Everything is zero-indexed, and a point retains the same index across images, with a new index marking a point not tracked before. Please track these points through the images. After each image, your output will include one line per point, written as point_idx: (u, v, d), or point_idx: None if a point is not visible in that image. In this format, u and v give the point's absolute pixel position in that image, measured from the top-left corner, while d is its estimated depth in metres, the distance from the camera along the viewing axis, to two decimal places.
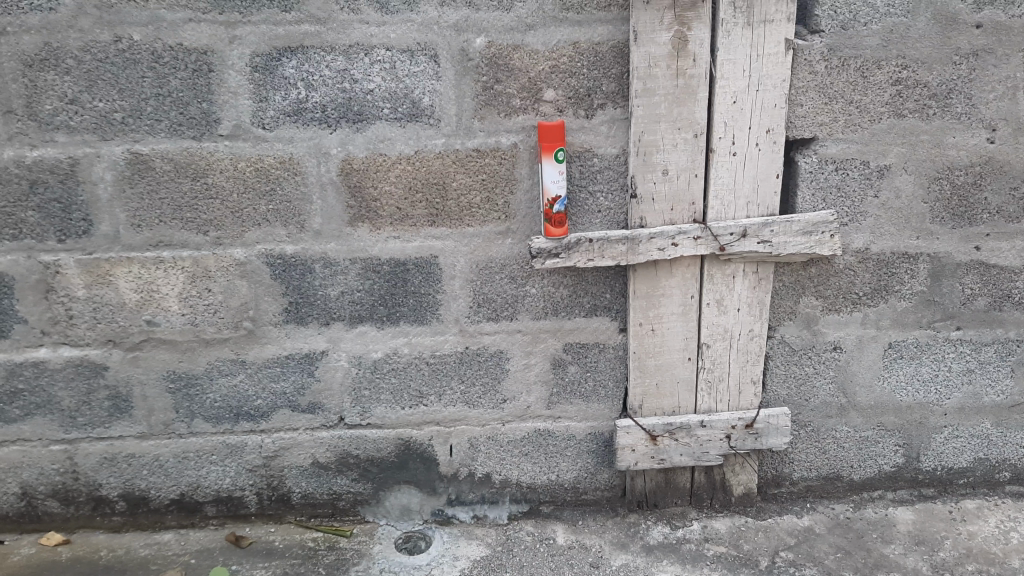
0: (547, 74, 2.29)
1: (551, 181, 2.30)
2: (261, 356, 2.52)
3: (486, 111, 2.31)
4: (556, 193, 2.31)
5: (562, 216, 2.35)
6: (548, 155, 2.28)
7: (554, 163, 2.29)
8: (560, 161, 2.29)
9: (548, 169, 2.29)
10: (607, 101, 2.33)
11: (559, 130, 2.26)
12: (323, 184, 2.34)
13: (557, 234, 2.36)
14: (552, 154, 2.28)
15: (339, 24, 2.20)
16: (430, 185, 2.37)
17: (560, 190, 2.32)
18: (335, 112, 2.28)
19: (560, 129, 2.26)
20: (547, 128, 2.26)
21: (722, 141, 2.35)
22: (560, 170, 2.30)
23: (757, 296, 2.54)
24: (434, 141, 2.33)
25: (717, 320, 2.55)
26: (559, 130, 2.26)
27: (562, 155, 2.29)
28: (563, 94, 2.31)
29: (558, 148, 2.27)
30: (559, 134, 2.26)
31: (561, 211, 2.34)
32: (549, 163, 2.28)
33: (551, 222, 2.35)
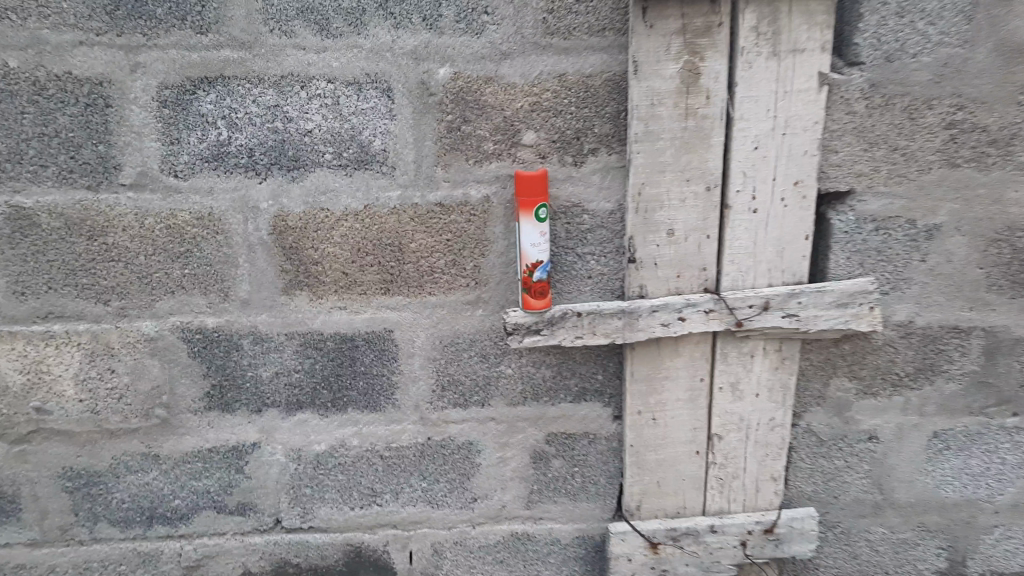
0: (526, 113, 1.86)
1: (530, 243, 1.89)
2: (177, 449, 2.08)
3: (451, 157, 1.88)
4: (537, 258, 1.90)
5: (544, 285, 1.93)
6: (527, 211, 1.87)
7: (534, 221, 1.88)
8: (542, 217, 1.88)
9: (527, 228, 1.88)
10: (600, 145, 1.90)
11: (540, 181, 1.85)
12: (251, 245, 1.91)
13: (538, 307, 1.94)
14: (532, 209, 1.87)
15: (268, 50, 1.78)
16: (383, 245, 1.94)
17: (542, 254, 1.91)
18: (265, 157, 1.85)
19: (542, 179, 1.86)
20: (525, 178, 1.84)
21: (740, 195, 1.93)
22: (542, 229, 1.89)
23: (779, 379, 2.11)
24: (387, 192, 1.90)
25: (730, 408, 2.13)
26: (541, 180, 1.85)
27: (543, 213, 1.88)
28: (546, 137, 1.89)
29: (539, 202, 1.87)
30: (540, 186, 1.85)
31: (543, 279, 1.92)
32: (528, 220, 1.88)
33: (530, 293, 1.93)
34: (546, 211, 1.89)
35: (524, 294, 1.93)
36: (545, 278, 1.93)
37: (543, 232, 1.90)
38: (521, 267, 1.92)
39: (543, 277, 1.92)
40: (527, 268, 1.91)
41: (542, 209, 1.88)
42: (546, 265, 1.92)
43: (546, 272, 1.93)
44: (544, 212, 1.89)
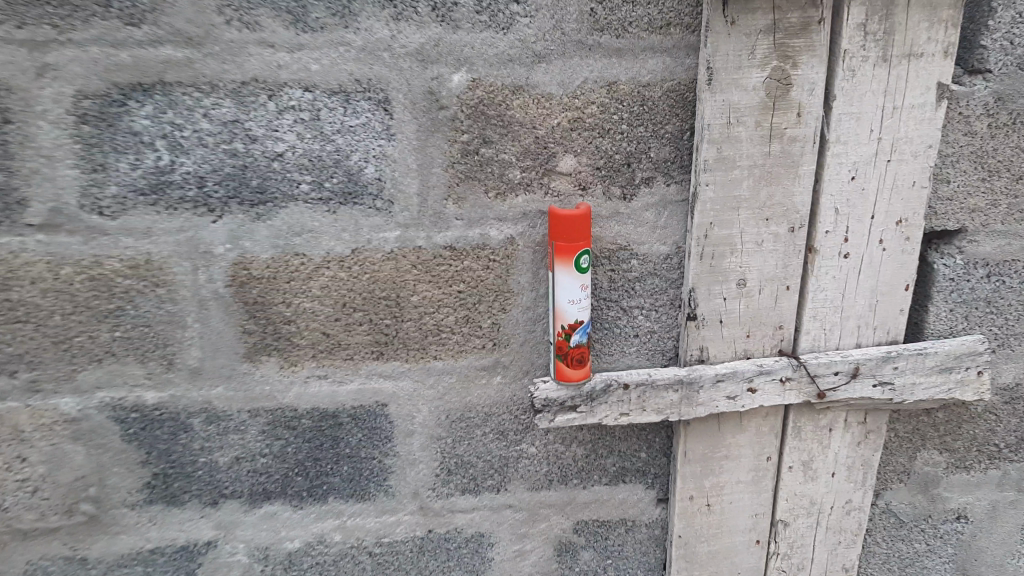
0: (564, 132, 1.43)
1: (567, 298, 1.47)
2: (109, 553, 1.63)
3: (466, 189, 1.45)
4: (575, 318, 1.49)
5: (583, 351, 1.52)
6: (565, 259, 1.45)
7: (573, 272, 1.46)
8: (583, 267, 1.46)
9: (563, 280, 1.46)
10: (655, 173, 1.49)
11: (583, 221, 1.43)
12: (202, 300, 1.47)
13: (574, 379, 1.53)
14: (571, 257, 1.44)
15: (224, 48, 1.32)
16: (376, 299, 1.51)
17: (581, 313, 1.49)
18: (221, 188, 1.40)
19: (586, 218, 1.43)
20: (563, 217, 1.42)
21: (829, 237, 1.53)
22: (584, 282, 1.47)
23: (858, 453, 1.74)
24: (383, 233, 1.46)
25: (799, 488, 1.75)
26: (585, 221, 1.43)
27: (586, 259, 1.46)
28: (589, 163, 1.46)
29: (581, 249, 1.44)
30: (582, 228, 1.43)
31: (582, 343, 1.51)
32: (565, 270, 1.46)
33: (565, 361, 1.51)
34: (589, 259, 1.47)
35: (556, 361, 1.52)
36: (585, 342, 1.51)
37: (584, 286, 1.48)
38: (555, 328, 1.50)
39: (581, 341, 1.51)
40: (562, 330, 1.49)
41: (585, 256, 1.46)
42: (587, 326, 1.51)
43: (586, 335, 1.51)
44: (586, 261, 1.46)
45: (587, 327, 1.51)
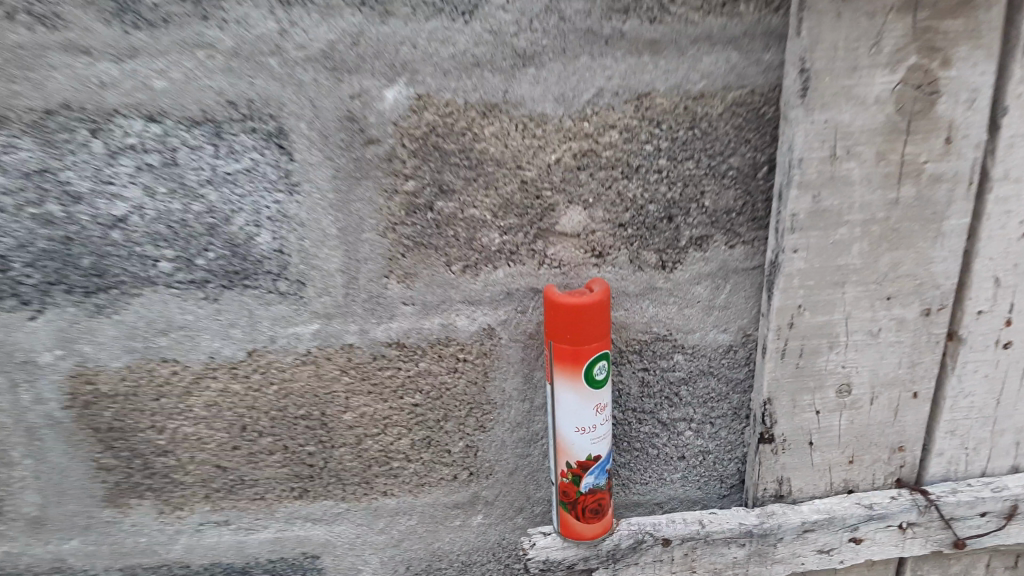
0: (567, 173, 0.91)
1: (572, 426, 0.97)
2: None
3: (417, 262, 0.94)
4: (586, 454, 0.98)
5: (600, 497, 1.01)
6: (568, 371, 0.93)
7: (579, 390, 0.94)
8: (596, 382, 0.94)
9: (566, 400, 0.95)
10: (711, 231, 0.96)
11: (592, 315, 0.90)
12: (30, 430, 0.99)
13: (588, 535, 1.03)
14: (577, 369, 0.93)
15: (7, 58, 0.81)
16: (292, 419, 1.02)
17: (595, 447, 0.98)
18: (34, 271, 0.90)
19: (598, 310, 0.91)
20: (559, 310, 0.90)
21: (983, 321, 1.00)
22: (598, 402, 0.96)
23: None
24: (293, 328, 0.96)
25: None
26: (595, 315, 0.91)
27: (602, 370, 0.94)
28: (607, 218, 0.94)
29: (591, 356, 0.93)
30: (591, 326, 0.91)
31: (598, 488, 1.00)
32: (567, 387, 0.94)
33: (573, 511, 1.01)
34: (606, 368, 0.94)
35: (560, 510, 1.02)
36: (603, 484, 1.01)
37: (598, 407, 0.96)
38: (556, 465, 1.00)
39: (597, 485, 1.00)
40: (567, 470, 0.99)
41: (599, 366, 0.94)
42: (605, 462, 1.00)
43: (605, 474, 1.00)
44: (602, 371, 0.94)
45: (605, 463, 1.00)
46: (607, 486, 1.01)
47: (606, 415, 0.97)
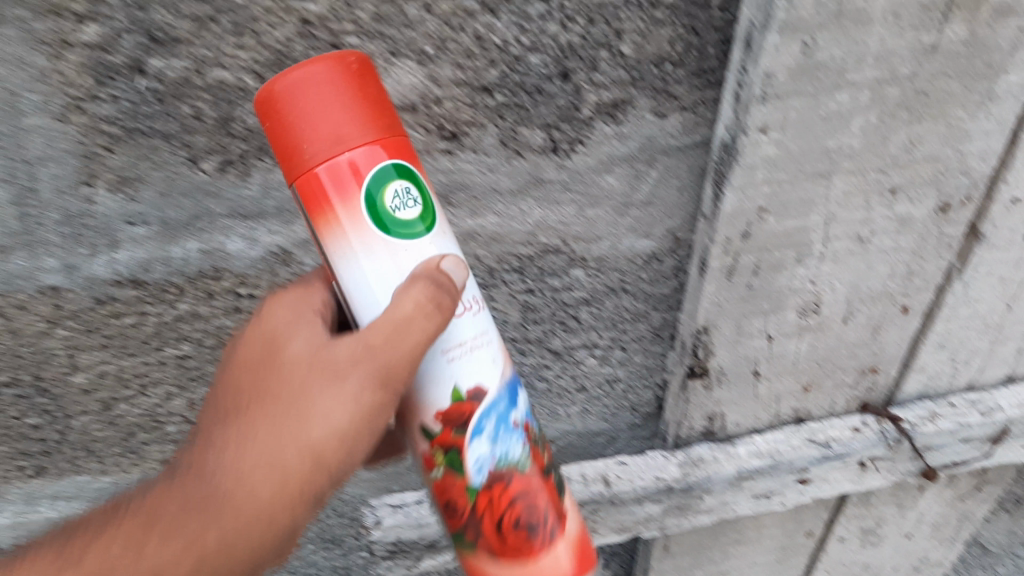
0: (382, 5, 0.51)
1: None
2: None
3: (136, 159, 0.55)
4: (451, 396, 0.50)
5: (511, 486, 0.52)
6: (335, 232, 0.48)
7: (372, 256, 0.48)
8: (399, 230, 0.48)
9: (359, 296, 0.49)
10: (631, 93, 0.59)
11: (325, 97, 0.44)
12: None
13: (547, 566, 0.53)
14: (347, 218, 0.47)
15: None
16: None
17: (461, 373, 0.50)
18: None
19: (331, 88, 0.45)
20: (262, 115, 0.46)
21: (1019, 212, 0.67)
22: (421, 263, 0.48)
23: (959, 510, 0.99)
24: None
25: (851, 557, 1.01)
26: (327, 92, 0.44)
27: (409, 213, 0.48)
28: (459, 77, 0.56)
29: (359, 177, 0.46)
30: (335, 119, 0.45)
31: (504, 475, 0.52)
32: (351, 263, 0.48)
33: (483, 550, 0.52)
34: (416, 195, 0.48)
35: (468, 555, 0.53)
36: (518, 463, 0.52)
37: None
38: (415, 448, 0.53)
39: (499, 460, 0.51)
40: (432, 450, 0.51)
41: (392, 189, 0.47)
42: (503, 402, 0.51)
43: (520, 412, 0.53)
44: (409, 207, 0.48)
45: (507, 394, 0.52)
46: (543, 447, 0.55)
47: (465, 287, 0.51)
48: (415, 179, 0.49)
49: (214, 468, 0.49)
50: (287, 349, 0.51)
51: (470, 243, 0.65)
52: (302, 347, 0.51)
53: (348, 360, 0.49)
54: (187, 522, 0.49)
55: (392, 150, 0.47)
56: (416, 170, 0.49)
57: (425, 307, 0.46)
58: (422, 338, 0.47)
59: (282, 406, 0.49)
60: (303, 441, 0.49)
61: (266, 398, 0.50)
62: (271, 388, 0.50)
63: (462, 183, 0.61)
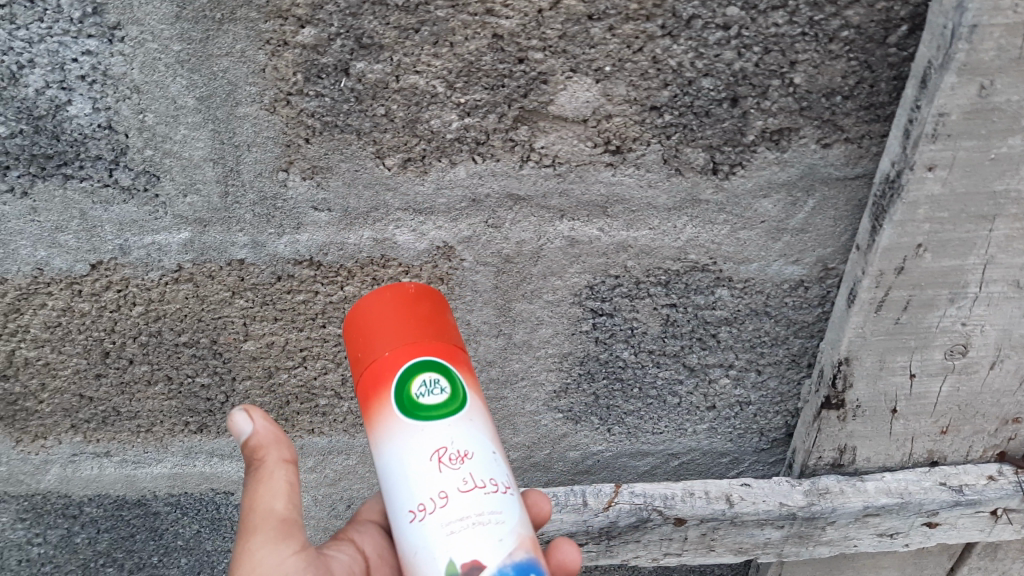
0: (569, 24, 0.55)
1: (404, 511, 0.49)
2: None
3: (328, 151, 0.61)
4: (445, 569, 0.47)
5: None
6: (377, 417, 0.51)
7: (401, 440, 0.50)
8: (427, 413, 0.50)
9: (392, 472, 0.50)
10: (797, 122, 0.60)
11: (382, 317, 0.52)
12: None
13: None
14: (383, 400, 0.50)
15: None
16: (172, 346, 0.72)
17: (456, 547, 0.47)
18: None
19: (388, 305, 0.52)
20: (354, 352, 0.53)
21: None
22: (436, 447, 0.49)
23: None
24: (153, 234, 0.65)
25: None
26: (384, 310, 0.52)
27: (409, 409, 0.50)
28: (632, 95, 0.59)
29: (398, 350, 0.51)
30: (384, 329, 0.51)
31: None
32: (394, 445, 0.50)
33: None
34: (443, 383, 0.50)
35: None
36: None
37: (448, 459, 0.49)
38: None
39: None
40: None
41: (421, 378, 0.50)
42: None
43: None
44: (435, 394, 0.50)
45: None
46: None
47: (476, 466, 0.49)
48: (448, 370, 0.51)
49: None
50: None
51: (621, 254, 0.67)
52: (238, 574, 0.53)
53: (262, 532, 0.54)
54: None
55: (424, 348, 0.51)
56: (452, 368, 0.51)
57: (272, 461, 0.55)
58: (284, 478, 0.55)
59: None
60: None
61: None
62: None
63: (621, 196, 0.64)
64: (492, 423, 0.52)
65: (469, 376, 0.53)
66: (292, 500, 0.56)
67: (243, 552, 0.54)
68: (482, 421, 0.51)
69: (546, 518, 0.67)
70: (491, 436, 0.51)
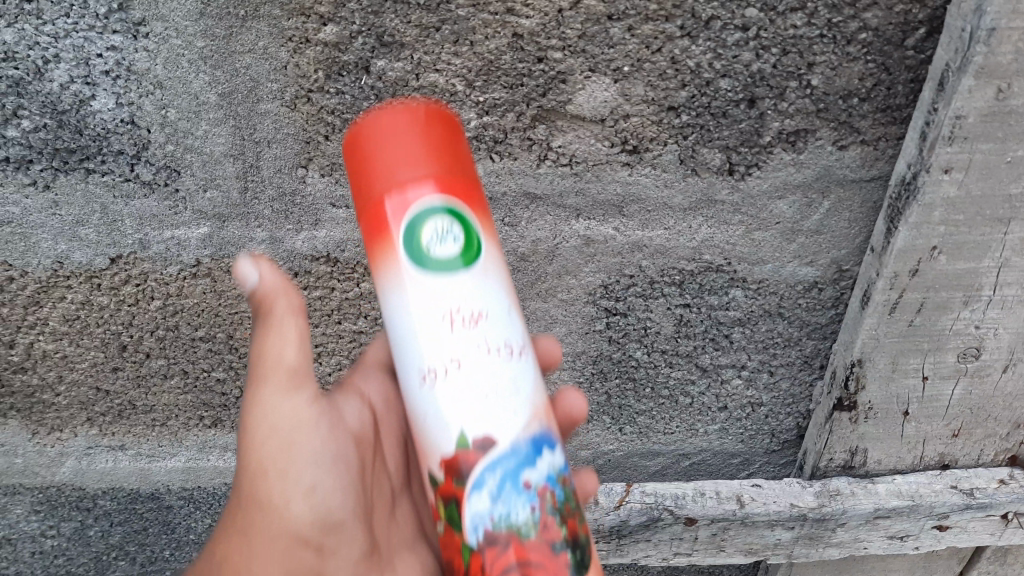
0: (588, 24, 0.56)
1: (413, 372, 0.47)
2: None
3: None
4: (456, 441, 0.46)
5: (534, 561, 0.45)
6: (384, 266, 0.47)
7: (410, 298, 0.47)
8: (438, 267, 0.46)
9: (401, 324, 0.47)
10: (813, 123, 0.61)
11: (389, 149, 0.46)
12: None
13: None
14: (392, 253, 0.47)
15: None
16: (189, 341, 0.72)
17: (469, 418, 0.46)
18: None
19: (398, 128, 0.46)
20: (353, 119, 0.46)
21: None
22: (449, 310, 0.46)
23: None
24: (173, 229, 0.65)
25: None
26: (394, 129, 0.46)
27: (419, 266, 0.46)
28: (650, 96, 0.59)
29: (406, 204, 0.46)
30: (390, 183, 0.46)
31: (495, 544, 0.46)
32: (400, 295, 0.47)
33: None
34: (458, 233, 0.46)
35: None
36: (522, 530, 0.46)
37: (461, 320, 0.46)
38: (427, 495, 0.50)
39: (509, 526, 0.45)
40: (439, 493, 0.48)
41: (432, 224, 0.46)
42: (512, 460, 0.46)
43: (537, 473, 0.46)
44: (447, 245, 0.47)
45: (523, 452, 0.46)
46: (566, 526, 0.47)
47: (490, 329, 0.46)
48: (462, 219, 0.47)
49: (263, 527, 0.52)
50: (248, 436, 0.52)
51: (636, 254, 0.68)
52: (246, 416, 0.52)
53: (270, 382, 0.51)
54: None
55: (436, 189, 0.46)
56: (464, 211, 0.47)
57: (281, 311, 0.50)
58: (295, 330, 0.51)
59: (278, 456, 0.52)
60: (309, 464, 0.53)
61: (259, 476, 0.52)
62: (258, 458, 0.52)
63: (637, 195, 0.64)
64: (507, 272, 0.49)
65: (483, 216, 0.48)
66: (305, 349, 0.52)
67: (252, 392, 0.52)
68: (496, 271, 0.48)
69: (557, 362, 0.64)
70: (503, 285, 0.48)
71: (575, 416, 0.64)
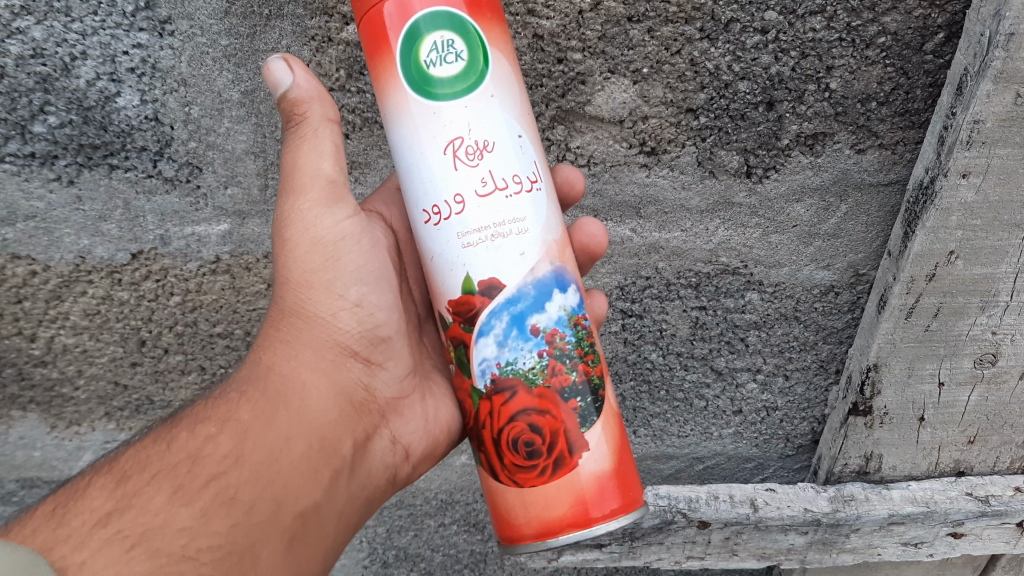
0: (608, 25, 0.56)
1: (421, 208, 0.49)
2: None
3: (367, 146, 0.62)
4: (462, 284, 0.48)
5: (535, 407, 0.50)
6: (386, 81, 0.48)
7: (417, 126, 0.47)
8: (442, 87, 0.47)
9: (409, 153, 0.48)
10: (832, 127, 0.61)
11: None
12: None
13: (557, 509, 0.49)
14: (393, 69, 0.47)
15: None
16: (207, 336, 0.73)
17: (476, 258, 0.48)
18: None
19: None
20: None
21: None
22: (453, 139, 0.47)
23: None
24: (194, 225, 0.66)
25: None
26: None
27: (421, 83, 0.47)
28: (668, 98, 0.59)
29: (404, 25, 0.46)
30: None
31: (503, 390, 0.50)
32: (405, 126, 0.48)
33: (495, 473, 0.51)
34: (459, 47, 0.46)
35: (485, 478, 0.52)
36: (528, 376, 0.49)
37: (469, 154, 0.47)
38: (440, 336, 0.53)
39: (513, 370, 0.49)
40: (447, 334, 0.51)
41: (431, 41, 0.46)
42: (521, 304, 0.49)
43: (544, 317, 0.49)
44: (450, 62, 0.46)
45: (531, 296, 0.49)
46: (575, 368, 0.50)
47: (497, 161, 0.47)
48: (468, 32, 0.47)
49: (307, 334, 0.56)
50: (290, 246, 0.54)
51: (652, 255, 0.68)
52: (285, 230, 0.54)
53: (311, 191, 0.53)
54: (315, 466, 0.54)
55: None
56: (470, 22, 0.47)
57: (316, 118, 0.52)
58: (330, 139, 0.53)
59: (321, 266, 0.55)
60: (350, 276, 0.56)
61: (304, 288, 0.55)
62: (301, 270, 0.55)
63: (654, 197, 0.65)
64: (519, 87, 0.50)
65: (493, 29, 0.48)
66: (339, 163, 0.54)
67: (290, 205, 0.53)
68: (505, 88, 0.48)
69: (579, 192, 0.60)
70: (514, 107, 0.49)
71: (593, 246, 0.62)
